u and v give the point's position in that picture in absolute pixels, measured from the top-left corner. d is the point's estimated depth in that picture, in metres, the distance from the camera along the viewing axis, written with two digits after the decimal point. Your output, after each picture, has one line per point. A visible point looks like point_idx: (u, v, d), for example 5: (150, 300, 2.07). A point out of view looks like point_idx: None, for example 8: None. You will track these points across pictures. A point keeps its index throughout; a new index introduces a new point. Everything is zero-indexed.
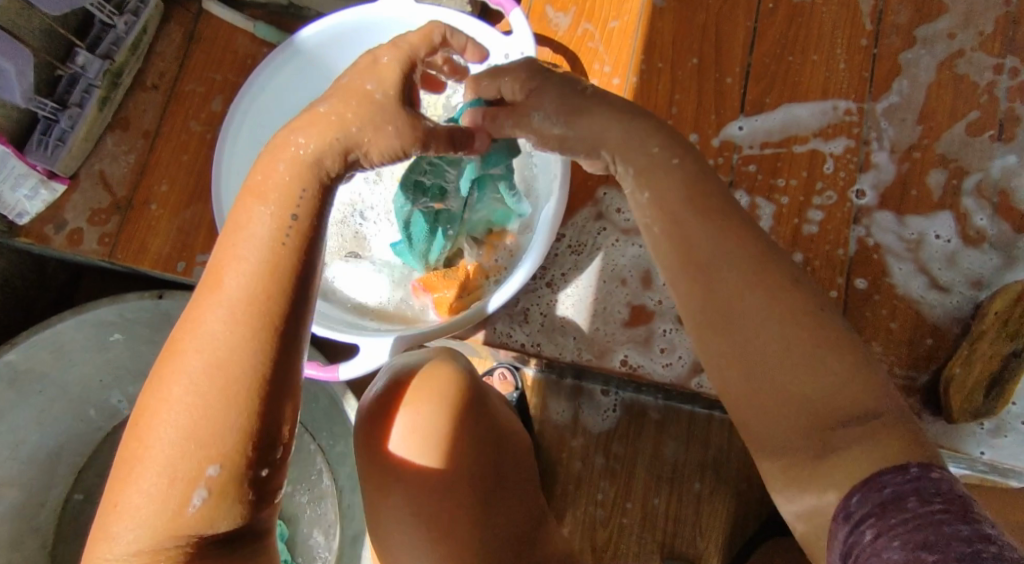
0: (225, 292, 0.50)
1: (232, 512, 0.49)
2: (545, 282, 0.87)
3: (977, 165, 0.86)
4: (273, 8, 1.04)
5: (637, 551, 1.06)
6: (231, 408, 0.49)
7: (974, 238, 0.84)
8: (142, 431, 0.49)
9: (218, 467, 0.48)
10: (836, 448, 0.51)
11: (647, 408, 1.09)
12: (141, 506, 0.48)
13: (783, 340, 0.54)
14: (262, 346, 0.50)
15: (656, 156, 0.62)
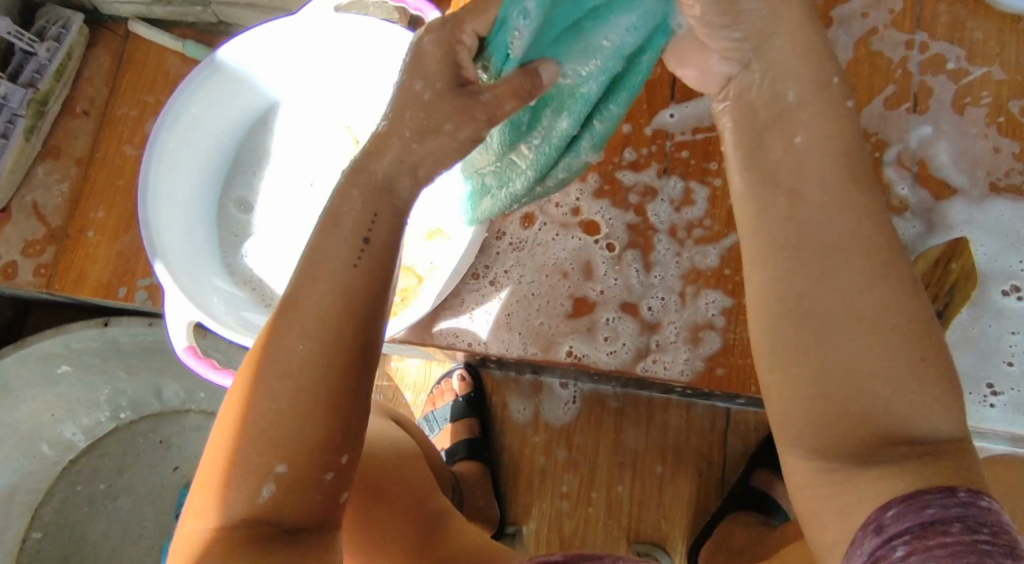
0: (309, 298, 0.50)
1: (297, 514, 0.49)
2: (488, 281, 0.88)
3: (896, 137, 0.87)
4: (203, 26, 1.03)
5: (604, 539, 1.07)
6: (307, 407, 0.48)
7: (898, 208, 0.86)
8: (224, 421, 0.50)
9: (287, 464, 0.48)
10: (887, 464, 0.47)
11: (605, 397, 1.10)
12: (223, 504, 0.48)
13: (874, 341, 0.49)
14: (341, 349, 0.49)
15: (811, 108, 0.55)
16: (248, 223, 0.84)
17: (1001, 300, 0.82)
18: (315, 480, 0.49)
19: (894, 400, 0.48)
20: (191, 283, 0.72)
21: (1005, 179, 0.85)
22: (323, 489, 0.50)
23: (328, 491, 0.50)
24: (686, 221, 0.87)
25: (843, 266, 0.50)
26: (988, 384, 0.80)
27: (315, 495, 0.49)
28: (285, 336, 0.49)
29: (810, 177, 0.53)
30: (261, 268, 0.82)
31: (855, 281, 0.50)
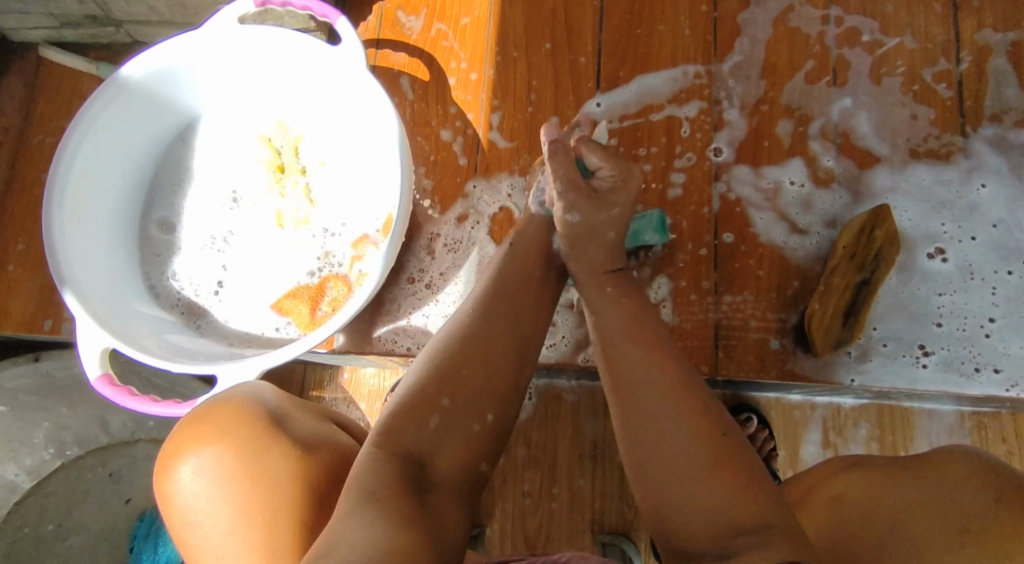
0: (495, 286, 0.69)
1: (450, 454, 0.58)
2: (425, 284, 0.89)
3: (818, 111, 0.88)
4: (118, 48, 0.99)
5: (568, 537, 0.96)
6: (491, 359, 0.63)
7: (824, 179, 0.87)
8: (424, 374, 0.61)
9: (449, 399, 0.60)
10: (735, 552, 0.51)
11: (562, 391, 1.01)
12: (394, 430, 0.58)
13: (692, 468, 0.57)
14: (517, 324, 0.67)
15: (610, 292, 0.71)
16: (171, 243, 0.81)
17: (927, 263, 0.84)
18: (468, 426, 0.60)
19: (723, 498, 0.55)
20: (106, 310, 0.71)
21: (923, 144, 0.86)
22: (471, 439, 0.59)
23: (473, 441, 0.60)
24: None
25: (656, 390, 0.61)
26: (920, 345, 0.81)
27: (462, 442, 0.59)
28: (485, 305, 0.67)
29: (608, 322, 0.68)
30: (187, 288, 0.80)
31: (666, 411, 0.60)
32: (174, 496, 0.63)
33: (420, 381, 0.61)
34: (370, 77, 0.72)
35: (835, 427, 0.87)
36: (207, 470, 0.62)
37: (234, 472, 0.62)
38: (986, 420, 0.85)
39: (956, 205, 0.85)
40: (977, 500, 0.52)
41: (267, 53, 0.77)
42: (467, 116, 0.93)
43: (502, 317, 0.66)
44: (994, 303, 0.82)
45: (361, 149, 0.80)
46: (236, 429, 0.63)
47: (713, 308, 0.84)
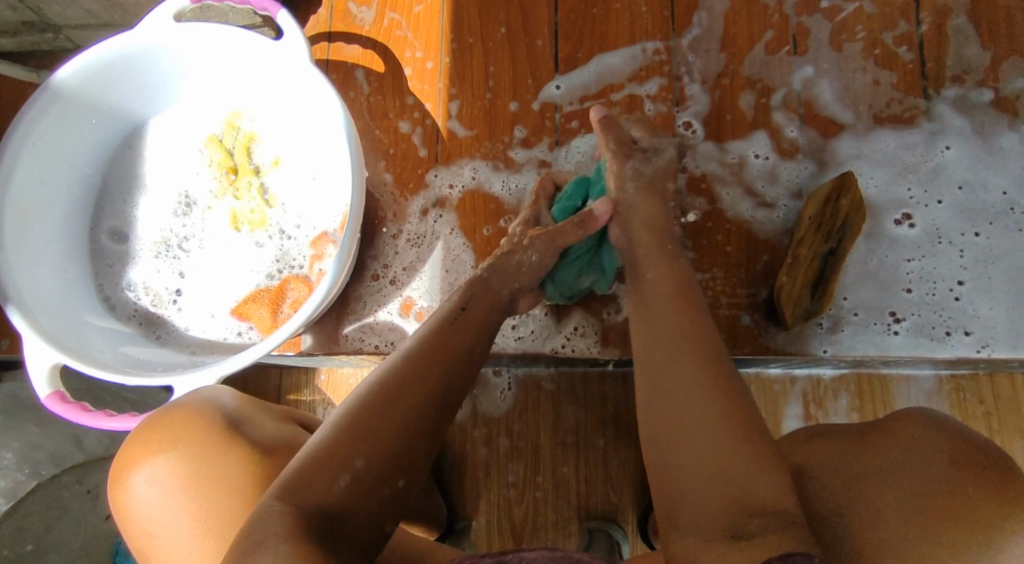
0: (426, 338, 0.65)
1: (357, 515, 0.54)
2: (389, 280, 0.88)
3: (780, 82, 0.87)
4: (60, 55, 0.96)
5: (555, 526, 0.92)
6: (409, 414, 0.59)
7: (789, 150, 0.85)
8: (341, 424, 0.57)
9: (364, 460, 0.55)
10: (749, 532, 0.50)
11: (541, 380, 0.96)
12: (299, 487, 0.53)
13: (719, 441, 0.55)
14: (447, 371, 0.63)
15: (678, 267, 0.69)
16: (124, 253, 0.80)
17: (895, 229, 0.83)
18: (377, 491, 0.55)
19: (736, 476, 0.53)
20: (57, 326, 0.69)
21: (886, 110, 0.85)
22: (377, 501, 0.55)
23: (381, 505, 0.56)
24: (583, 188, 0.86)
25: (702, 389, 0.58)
26: (891, 312, 0.81)
27: (371, 505, 0.55)
28: (414, 355, 0.63)
29: (649, 293, 0.67)
30: (143, 298, 0.78)
31: (697, 378, 0.59)
32: (131, 505, 0.63)
33: (336, 431, 0.56)
34: (314, 70, 0.71)
35: (816, 399, 0.87)
36: (163, 477, 0.62)
37: (191, 479, 0.62)
38: (963, 382, 0.85)
39: (921, 168, 0.84)
40: (939, 466, 0.56)
41: (211, 51, 0.76)
42: (424, 106, 0.91)
43: (432, 372, 0.62)
44: (963, 266, 0.81)
45: (313, 144, 0.79)
46: (194, 435, 0.63)
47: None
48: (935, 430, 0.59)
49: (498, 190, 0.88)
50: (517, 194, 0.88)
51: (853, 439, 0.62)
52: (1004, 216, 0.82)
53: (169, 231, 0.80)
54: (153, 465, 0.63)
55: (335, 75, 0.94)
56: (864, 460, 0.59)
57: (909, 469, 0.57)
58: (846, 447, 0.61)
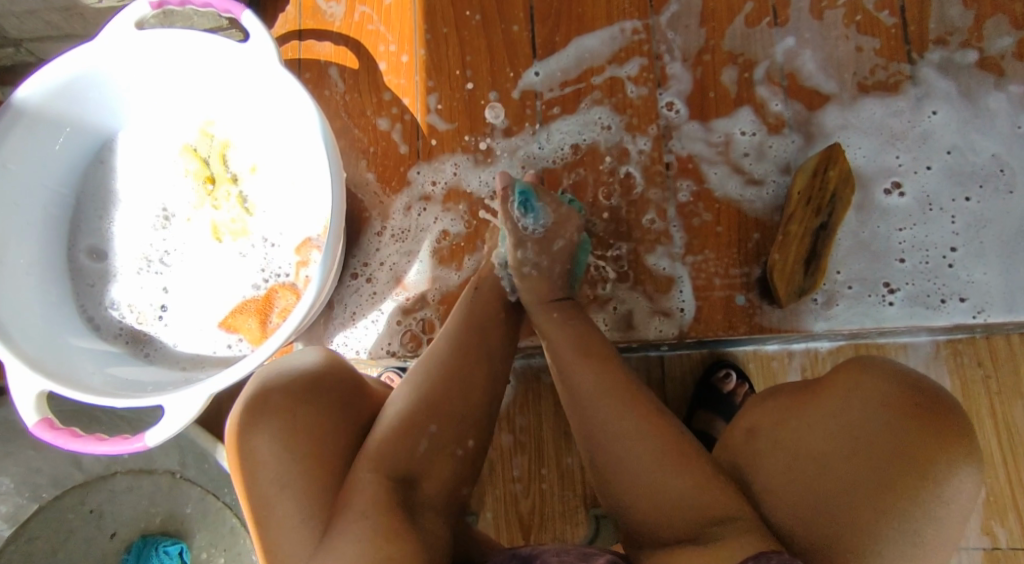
0: (469, 314, 0.71)
1: (436, 484, 0.59)
2: (365, 278, 0.88)
3: (762, 54, 0.85)
4: (23, 69, 0.94)
5: (563, 518, 0.89)
6: (466, 380, 0.64)
7: (775, 125, 0.84)
8: (406, 402, 0.61)
9: (436, 425, 0.60)
10: (709, 541, 0.53)
11: (540, 371, 0.93)
12: (388, 458, 0.57)
13: (660, 458, 0.58)
14: (485, 345, 0.68)
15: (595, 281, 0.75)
16: (104, 271, 0.78)
17: (885, 199, 0.82)
18: (451, 453, 0.61)
19: (687, 496, 0.56)
20: (41, 351, 0.68)
21: (871, 77, 0.84)
22: (452, 463, 0.61)
23: (455, 466, 0.61)
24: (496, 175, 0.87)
25: (630, 418, 0.61)
26: (885, 283, 0.80)
27: (448, 466, 0.60)
28: (458, 333, 0.68)
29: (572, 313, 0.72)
30: (127, 316, 0.77)
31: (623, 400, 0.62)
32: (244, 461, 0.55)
33: (405, 407, 0.60)
34: (285, 73, 0.69)
35: (815, 374, 0.84)
36: (305, 435, 0.55)
37: (321, 436, 0.56)
38: (960, 346, 0.84)
39: (909, 135, 0.83)
40: (865, 413, 0.56)
41: (178, 58, 0.74)
42: (402, 101, 0.89)
43: (476, 337, 0.68)
44: (954, 232, 0.81)
45: (289, 148, 0.77)
46: (327, 389, 0.58)
47: (682, 274, 0.82)
48: (863, 373, 0.57)
49: (476, 186, 0.87)
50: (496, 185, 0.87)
51: (796, 394, 0.61)
52: (994, 178, 0.81)
53: (149, 247, 0.78)
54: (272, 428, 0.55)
55: (309, 74, 0.92)
56: (805, 415, 0.58)
57: (847, 417, 0.56)
58: (785, 406, 0.61)
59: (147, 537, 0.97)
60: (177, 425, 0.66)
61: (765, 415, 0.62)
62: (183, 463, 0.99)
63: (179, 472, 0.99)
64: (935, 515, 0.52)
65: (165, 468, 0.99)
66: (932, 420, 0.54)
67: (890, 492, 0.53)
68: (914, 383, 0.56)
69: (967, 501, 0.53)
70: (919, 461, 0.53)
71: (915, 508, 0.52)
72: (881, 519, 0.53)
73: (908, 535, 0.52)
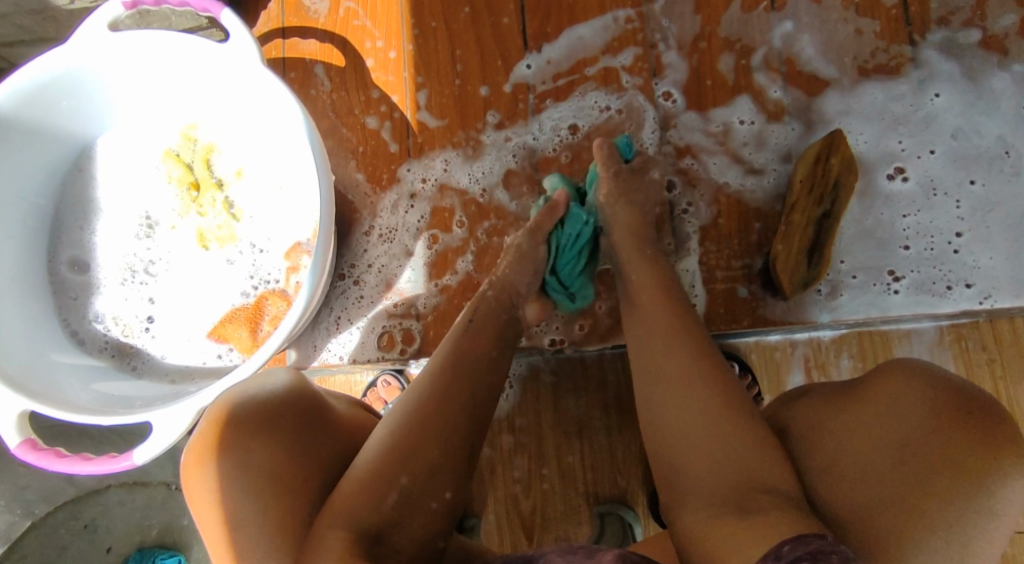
0: (457, 348, 0.65)
1: (409, 537, 0.53)
2: (352, 280, 0.85)
3: (760, 40, 0.83)
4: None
5: (566, 519, 0.84)
6: (446, 423, 0.59)
7: (775, 112, 0.82)
8: (384, 448, 0.56)
9: (408, 476, 0.55)
10: (750, 510, 0.51)
11: (540, 370, 0.88)
12: (354, 511, 0.52)
13: (716, 426, 0.57)
14: (476, 378, 0.64)
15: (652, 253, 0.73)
16: (88, 283, 0.76)
17: (888, 185, 0.80)
18: (425, 505, 0.55)
19: (739, 461, 0.55)
20: (23, 367, 0.66)
21: (872, 60, 0.82)
22: (428, 517, 0.55)
23: (430, 521, 0.55)
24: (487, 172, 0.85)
25: (692, 406, 0.59)
26: (890, 271, 0.78)
27: (421, 519, 0.54)
28: (442, 370, 0.63)
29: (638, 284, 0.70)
30: (113, 329, 0.74)
31: (693, 372, 0.61)
32: (196, 496, 0.53)
33: (377, 455, 0.55)
34: (267, 73, 0.66)
35: (818, 364, 0.79)
36: (257, 469, 0.52)
37: (273, 473, 0.53)
38: (965, 331, 0.78)
39: (912, 119, 0.80)
40: (917, 415, 0.53)
41: (156, 60, 0.72)
42: (390, 98, 0.87)
43: (470, 372, 0.63)
44: (960, 217, 0.79)
45: (274, 150, 0.75)
46: (285, 420, 0.55)
47: (688, 271, 0.80)
48: (919, 377, 0.55)
49: (466, 183, 0.85)
50: (488, 180, 0.85)
51: (835, 398, 0.58)
52: (999, 161, 0.79)
53: (133, 257, 0.76)
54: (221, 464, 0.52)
55: (293, 74, 0.90)
56: (847, 421, 0.56)
57: (892, 423, 0.54)
58: (826, 410, 0.58)
59: (143, 551, 0.95)
60: (166, 441, 0.63)
61: (805, 417, 0.60)
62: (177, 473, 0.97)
63: (174, 482, 0.97)
64: (989, 531, 0.50)
65: (159, 480, 0.97)
66: (984, 429, 0.51)
67: (935, 505, 0.50)
68: (961, 390, 0.53)
69: (1020, 511, 0.51)
70: (972, 472, 0.50)
71: (964, 522, 0.50)
72: (924, 536, 0.50)
73: (955, 553, 0.49)
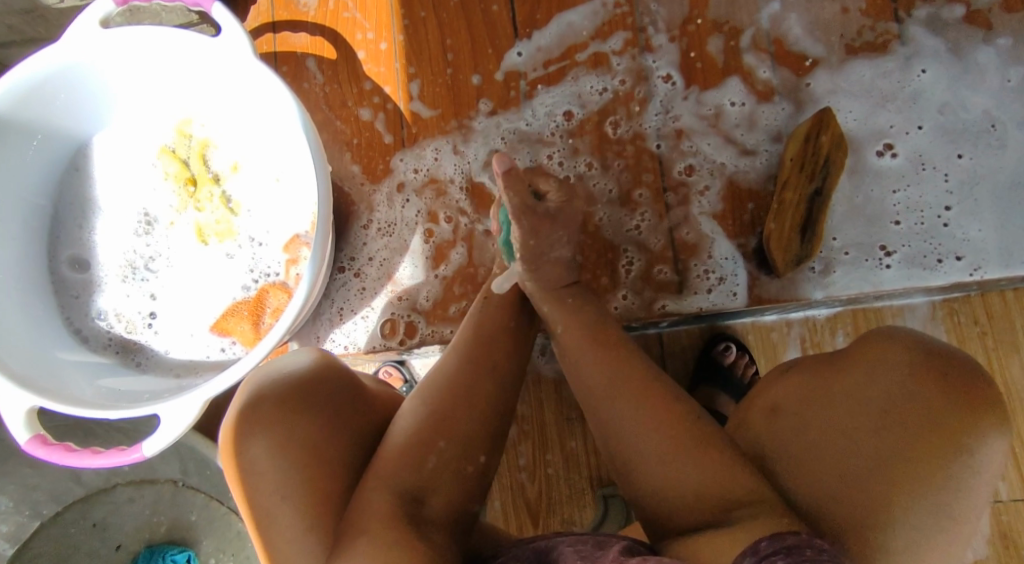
0: (483, 322, 0.69)
1: (444, 498, 0.57)
2: (353, 273, 0.86)
3: (747, 21, 0.83)
4: None
5: (571, 502, 0.86)
6: (484, 392, 0.63)
7: (765, 92, 0.83)
8: (426, 414, 0.60)
9: (444, 442, 0.59)
10: (728, 523, 0.52)
11: (540, 370, 0.88)
12: (393, 474, 0.56)
13: (668, 443, 0.58)
14: (510, 353, 0.68)
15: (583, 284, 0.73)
16: (89, 281, 0.76)
17: (877, 161, 0.81)
18: (461, 470, 0.59)
19: (698, 475, 0.56)
20: (28, 365, 0.67)
21: (859, 38, 0.82)
22: (463, 479, 0.59)
23: (463, 484, 0.59)
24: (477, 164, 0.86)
25: (644, 425, 0.60)
26: (881, 246, 0.80)
27: (457, 482, 0.58)
28: (469, 345, 0.67)
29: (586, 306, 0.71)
30: (116, 326, 0.75)
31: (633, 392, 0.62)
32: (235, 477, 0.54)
33: (415, 422, 0.59)
34: (260, 65, 0.67)
35: (814, 343, 0.81)
36: (297, 448, 0.54)
37: (308, 456, 0.54)
38: (956, 305, 0.80)
39: (899, 95, 0.81)
40: (897, 384, 0.54)
41: (149, 56, 0.72)
42: (383, 90, 0.87)
43: (506, 351, 0.68)
44: (948, 191, 0.80)
45: (270, 143, 0.75)
46: (321, 400, 0.57)
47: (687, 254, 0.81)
48: (892, 345, 0.56)
49: (454, 175, 0.86)
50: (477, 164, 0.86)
51: (818, 366, 0.59)
52: (986, 134, 0.80)
53: (133, 253, 0.77)
54: (261, 447, 0.54)
55: (285, 67, 0.90)
56: (828, 389, 0.57)
57: (874, 387, 0.55)
58: (810, 378, 0.58)
59: (153, 547, 0.96)
60: (173, 433, 0.64)
61: (786, 391, 0.59)
62: (184, 471, 0.97)
63: (181, 480, 0.98)
64: (970, 487, 0.52)
65: (167, 476, 0.98)
66: (963, 390, 0.53)
67: (914, 466, 0.52)
68: (941, 352, 0.55)
69: (995, 469, 0.52)
70: (951, 432, 0.52)
71: (941, 480, 0.51)
72: (902, 497, 0.51)
73: (932, 511, 0.51)
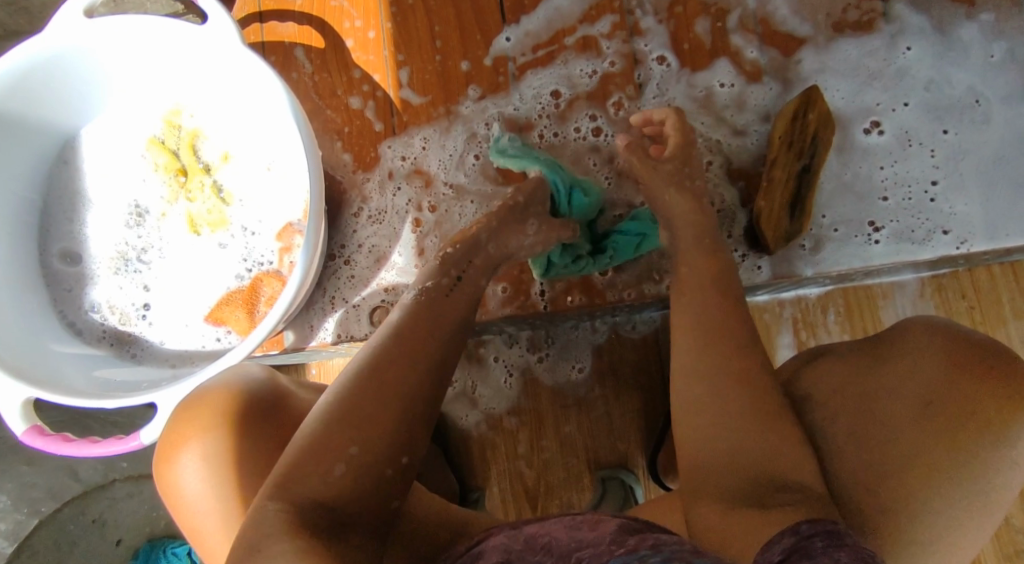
0: (414, 309, 0.64)
1: (354, 505, 0.52)
2: (343, 260, 0.86)
3: (734, 2, 0.83)
4: None
5: (568, 485, 0.86)
6: (398, 387, 0.57)
7: (753, 72, 0.83)
8: (350, 419, 0.54)
9: (357, 446, 0.53)
10: (772, 504, 0.51)
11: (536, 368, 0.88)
12: (294, 484, 0.50)
13: (709, 408, 0.59)
14: (439, 335, 0.63)
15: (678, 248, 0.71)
16: (81, 274, 0.76)
17: (865, 139, 0.82)
18: (377, 475, 0.53)
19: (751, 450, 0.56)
20: (23, 358, 0.66)
21: (845, 16, 0.83)
22: (377, 488, 0.53)
23: (380, 488, 0.53)
24: (469, 152, 0.86)
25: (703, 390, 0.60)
26: (870, 223, 0.80)
27: (370, 490, 0.53)
28: (398, 328, 0.62)
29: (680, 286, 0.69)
30: (109, 318, 0.75)
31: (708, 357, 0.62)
32: (175, 488, 0.59)
33: (322, 425, 0.54)
34: (248, 53, 0.67)
35: (806, 324, 0.84)
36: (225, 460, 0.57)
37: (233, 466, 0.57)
38: (944, 282, 0.82)
39: (886, 73, 0.82)
40: (936, 375, 0.55)
41: (132, 44, 0.71)
42: (373, 77, 0.87)
43: (437, 333, 0.63)
44: (935, 166, 0.80)
45: (259, 131, 0.75)
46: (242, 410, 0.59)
47: None
48: (930, 337, 0.57)
49: (437, 167, 0.86)
50: (464, 153, 0.86)
51: (851, 357, 0.60)
52: (971, 110, 0.81)
53: (125, 245, 0.76)
54: (191, 462, 0.58)
55: (274, 57, 0.90)
56: (861, 379, 0.58)
57: (908, 380, 0.55)
58: (846, 371, 0.59)
59: (153, 542, 0.96)
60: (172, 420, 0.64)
61: (822, 379, 0.60)
62: None
63: None
64: (1003, 477, 0.52)
65: None
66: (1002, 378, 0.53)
67: (950, 456, 0.52)
68: (978, 342, 0.55)
69: None
70: (979, 420, 0.53)
71: (978, 468, 0.52)
72: (932, 492, 0.52)
73: (965, 499, 0.52)
